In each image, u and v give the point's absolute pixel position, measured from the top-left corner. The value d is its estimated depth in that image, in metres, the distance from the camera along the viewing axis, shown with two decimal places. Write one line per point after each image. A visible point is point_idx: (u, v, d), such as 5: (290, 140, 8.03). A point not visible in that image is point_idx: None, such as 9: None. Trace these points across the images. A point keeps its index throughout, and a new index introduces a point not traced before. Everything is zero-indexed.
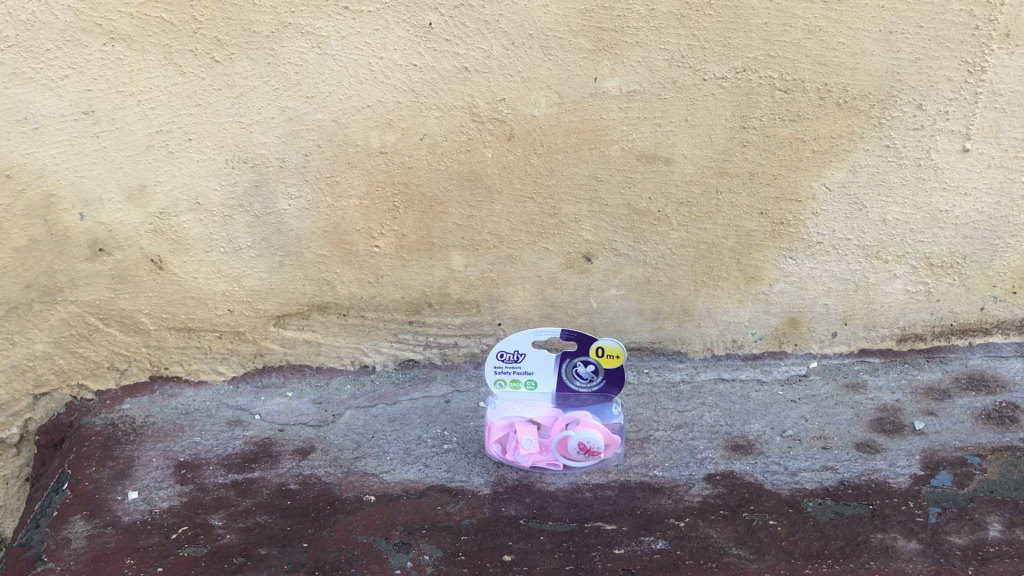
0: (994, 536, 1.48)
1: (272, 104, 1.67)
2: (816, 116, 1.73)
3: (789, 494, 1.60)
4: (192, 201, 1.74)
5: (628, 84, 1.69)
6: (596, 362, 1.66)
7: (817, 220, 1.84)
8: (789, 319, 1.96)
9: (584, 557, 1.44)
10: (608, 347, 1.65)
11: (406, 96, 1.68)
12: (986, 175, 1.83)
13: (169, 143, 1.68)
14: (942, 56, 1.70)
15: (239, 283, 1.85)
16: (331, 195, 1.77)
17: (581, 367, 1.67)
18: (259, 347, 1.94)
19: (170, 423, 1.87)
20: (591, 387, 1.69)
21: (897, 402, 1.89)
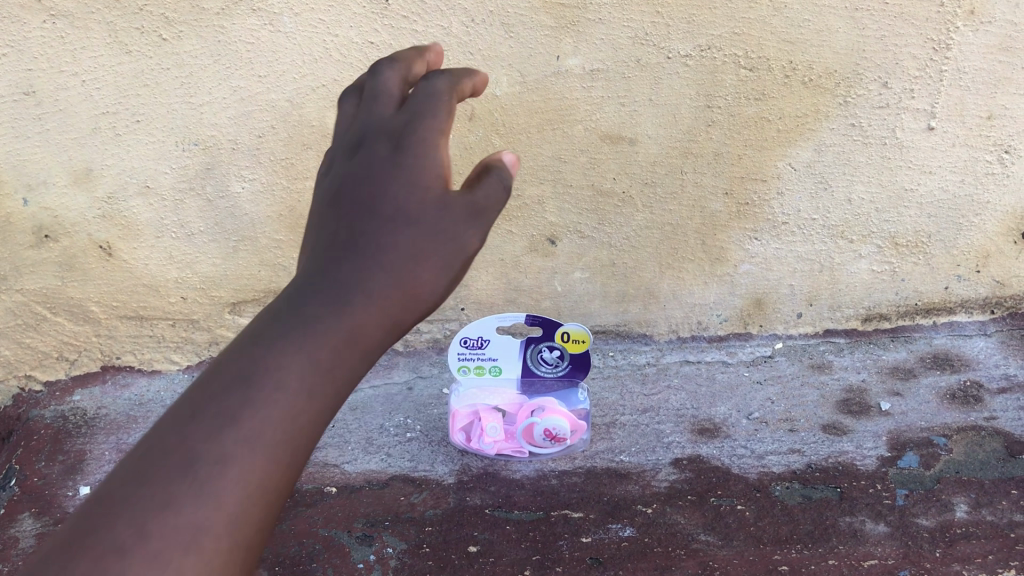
0: (961, 517, 1.47)
1: (224, 83, 1.60)
2: (781, 95, 1.69)
3: (756, 478, 1.59)
4: (141, 184, 1.68)
5: (591, 63, 1.63)
6: (561, 347, 1.65)
7: (782, 200, 1.82)
8: (754, 300, 1.95)
9: (551, 546, 1.42)
10: (573, 332, 1.64)
11: (363, 75, 1.61)
12: (951, 154, 1.79)
13: (116, 125, 1.61)
14: (908, 33, 1.64)
15: (192, 269, 1.81)
16: (286, 177, 1.71)
17: (546, 353, 1.66)
18: (213, 335, 1.91)
19: (123, 415, 1.83)
20: (555, 372, 1.68)
21: (863, 382, 1.88)
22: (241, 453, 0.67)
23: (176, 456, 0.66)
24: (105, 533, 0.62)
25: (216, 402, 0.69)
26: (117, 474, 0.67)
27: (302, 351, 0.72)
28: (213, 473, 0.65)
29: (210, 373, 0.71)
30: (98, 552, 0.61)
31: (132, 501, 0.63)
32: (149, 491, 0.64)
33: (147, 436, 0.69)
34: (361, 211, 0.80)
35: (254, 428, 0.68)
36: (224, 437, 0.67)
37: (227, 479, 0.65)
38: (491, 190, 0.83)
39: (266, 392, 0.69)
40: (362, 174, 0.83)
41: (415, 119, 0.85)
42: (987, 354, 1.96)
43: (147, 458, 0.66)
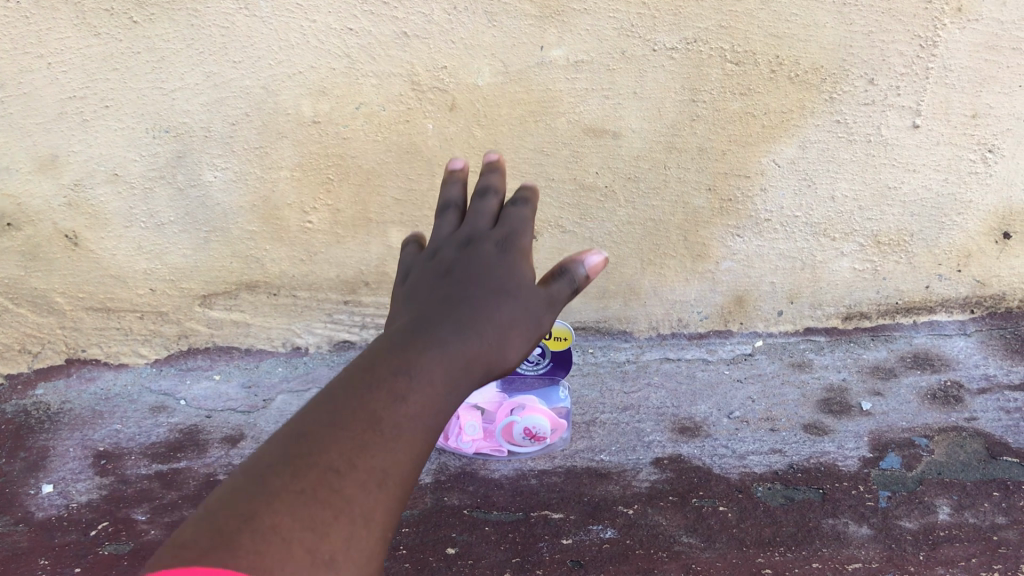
0: (943, 520, 1.46)
1: (197, 68, 1.54)
2: (767, 90, 1.66)
3: (738, 479, 1.56)
4: (109, 172, 1.63)
5: (575, 54, 1.59)
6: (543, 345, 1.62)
7: (765, 196, 1.79)
8: (734, 298, 1.94)
9: (531, 548, 1.39)
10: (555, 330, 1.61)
11: (341, 62, 1.56)
12: (935, 152, 1.78)
13: (83, 110, 1.56)
14: (895, 29, 1.62)
15: (162, 260, 1.76)
16: (260, 166, 1.66)
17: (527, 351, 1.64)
18: (183, 328, 1.87)
19: (88, 411, 1.78)
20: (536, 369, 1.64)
21: (844, 381, 1.87)
22: (400, 437, 0.73)
23: (347, 429, 0.71)
24: (294, 483, 0.66)
25: (371, 391, 0.75)
26: (284, 441, 0.71)
27: (440, 366, 0.80)
28: (381, 450, 0.71)
29: (354, 373, 0.78)
30: (294, 495, 0.65)
31: (315, 460, 0.68)
32: (328, 453, 0.69)
33: (304, 417, 0.74)
34: (473, 279, 0.92)
35: (408, 419, 0.74)
36: (385, 423, 0.73)
37: (390, 458, 0.71)
38: (565, 290, 0.96)
39: (414, 393, 0.76)
40: (471, 258, 0.96)
41: (517, 227, 1.00)
42: (967, 354, 1.95)
43: (316, 430, 0.71)
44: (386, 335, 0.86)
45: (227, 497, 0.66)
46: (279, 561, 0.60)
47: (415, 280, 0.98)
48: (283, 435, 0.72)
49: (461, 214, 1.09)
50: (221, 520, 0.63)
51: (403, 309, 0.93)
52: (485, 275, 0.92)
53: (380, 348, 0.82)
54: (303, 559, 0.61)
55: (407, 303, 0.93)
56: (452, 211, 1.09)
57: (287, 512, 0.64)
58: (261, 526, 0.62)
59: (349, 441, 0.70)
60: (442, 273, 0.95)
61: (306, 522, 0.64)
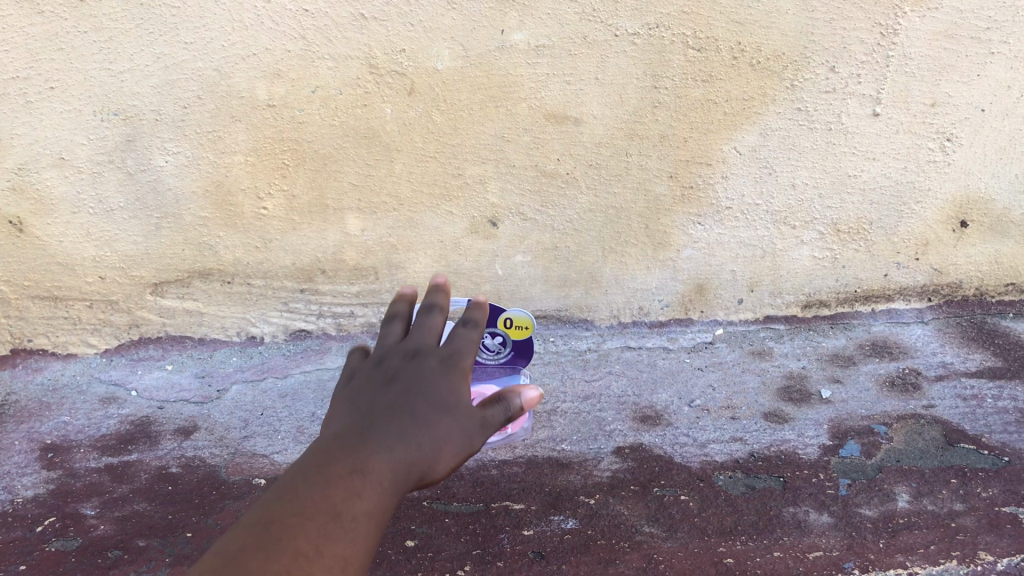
0: (903, 507, 1.46)
1: (147, 50, 1.50)
2: (728, 77, 1.65)
3: (699, 468, 1.56)
4: (56, 156, 1.58)
5: (537, 38, 1.57)
6: (504, 333, 1.44)
7: (726, 184, 1.78)
8: (695, 286, 1.94)
9: (491, 540, 1.37)
10: (517, 320, 1.42)
11: (297, 44, 1.53)
12: (894, 141, 1.78)
13: (28, 91, 1.51)
14: (855, 17, 1.62)
15: (112, 247, 1.71)
16: (213, 151, 1.62)
17: (487, 339, 1.46)
18: (134, 317, 1.82)
19: (35, 402, 1.72)
20: (497, 359, 1.49)
21: (803, 369, 1.87)
22: (358, 531, 0.68)
23: (307, 521, 0.66)
24: (264, 570, 0.61)
25: (328, 483, 0.70)
26: (243, 533, 0.65)
27: (390, 468, 0.74)
28: (342, 543, 0.66)
29: (304, 468, 0.72)
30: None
31: (281, 551, 0.63)
32: (292, 542, 0.64)
33: (259, 508, 0.68)
34: (415, 390, 0.84)
35: (365, 515, 0.69)
36: (344, 516, 0.68)
37: (352, 551, 0.66)
38: (498, 415, 0.89)
39: (370, 490, 0.71)
40: (415, 369, 0.87)
41: (464, 340, 0.92)
42: (925, 342, 1.96)
43: (276, 520, 0.66)
44: (328, 434, 0.79)
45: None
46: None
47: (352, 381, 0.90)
48: (238, 527, 0.66)
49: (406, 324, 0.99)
50: None
51: (337, 411, 0.84)
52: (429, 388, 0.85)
53: (324, 446, 0.76)
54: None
55: (343, 406, 0.84)
56: (397, 320, 0.99)
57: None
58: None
59: (312, 533, 0.65)
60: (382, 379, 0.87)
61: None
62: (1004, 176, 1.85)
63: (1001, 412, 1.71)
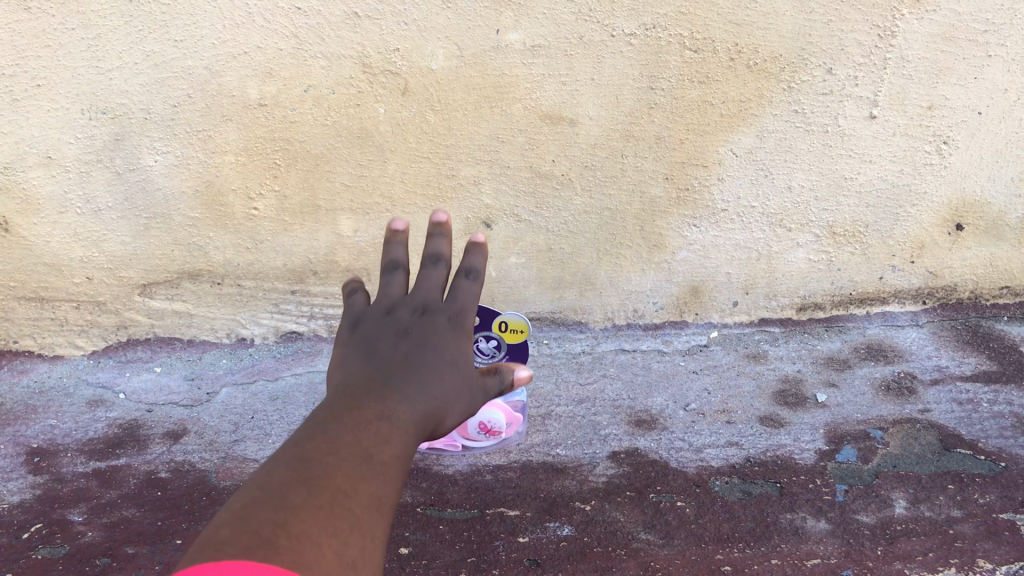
0: (900, 514, 1.45)
1: (136, 47, 1.47)
2: (725, 78, 1.63)
3: (695, 473, 1.55)
4: (43, 155, 1.55)
5: (533, 38, 1.55)
6: (499, 338, 1.42)
7: (722, 186, 1.77)
8: (690, 288, 1.92)
9: (486, 547, 1.36)
10: (512, 323, 1.41)
11: (289, 43, 1.50)
12: (891, 143, 1.77)
13: (14, 89, 1.48)
14: (854, 18, 1.60)
15: (99, 248, 1.69)
16: (203, 150, 1.59)
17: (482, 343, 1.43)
18: (122, 318, 1.80)
19: (21, 405, 1.69)
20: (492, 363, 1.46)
21: (799, 372, 1.86)
22: (387, 473, 0.78)
23: (345, 460, 0.76)
24: (314, 497, 0.71)
25: (360, 432, 0.80)
26: (290, 465, 0.75)
27: (410, 416, 0.87)
28: (376, 481, 0.76)
29: (337, 415, 0.83)
30: (314, 507, 0.70)
31: (323, 481, 0.73)
32: (333, 476, 0.74)
33: (302, 443, 0.78)
34: (426, 355, 0.97)
35: (392, 458, 0.80)
36: (375, 458, 0.78)
37: (382, 487, 0.77)
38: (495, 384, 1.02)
39: (395, 439, 0.82)
40: (426, 327, 1.03)
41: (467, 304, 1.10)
42: (920, 345, 1.95)
43: (319, 455, 0.76)
44: (354, 380, 0.91)
45: (250, 508, 0.69)
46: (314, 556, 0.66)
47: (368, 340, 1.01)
48: (284, 459, 0.76)
49: (408, 274, 1.17)
50: (257, 525, 0.67)
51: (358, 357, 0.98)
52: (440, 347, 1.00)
53: (353, 392, 0.88)
54: (328, 555, 0.67)
55: (361, 352, 0.98)
56: (399, 271, 1.17)
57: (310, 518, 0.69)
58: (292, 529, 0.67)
59: (349, 469, 0.75)
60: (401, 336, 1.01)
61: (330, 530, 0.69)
62: (999, 180, 1.84)
63: (997, 417, 1.71)
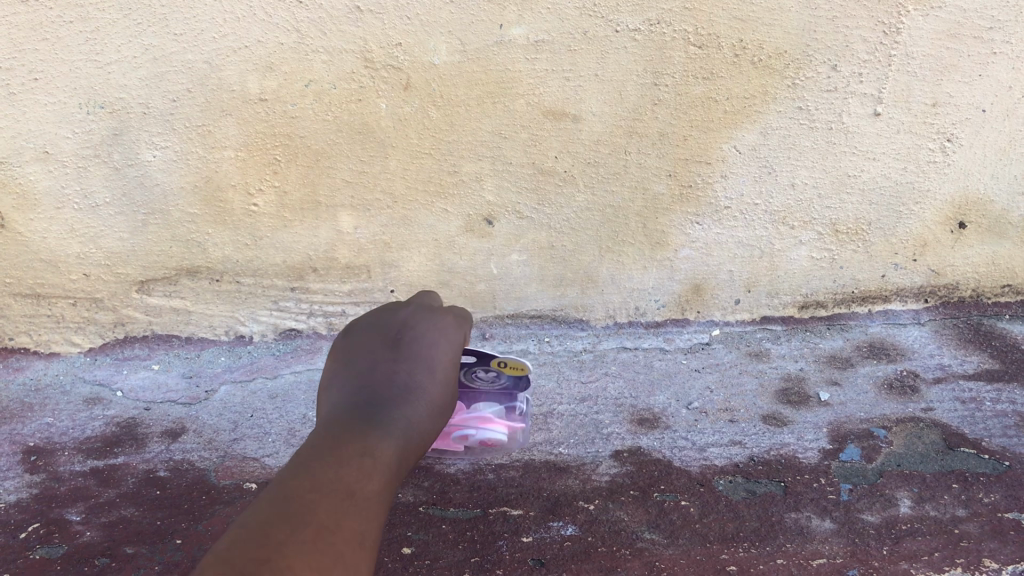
0: (905, 513, 1.44)
1: (135, 41, 1.45)
2: (730, 74, 1.62)
3: (699, 472, 1.54)
4: (40, 150, 1.54)
5: (536, 33, 1.54)
6: (498, 370, 1.28)
7: (725, 183, 1.76)
8: (692, 286, 1.91)
9: (490, 547, 1.35)
10: (510, 363, 1.25)
11: (290, 37, 1.48)
12: (895, 141, 1.76)
13: (11, 83, 1.47)
14: (858, 15, 1.59)
15: (96, 244, 1.67)
16: (202, 145, 1.58)
17: (480, 373, 1.30)
18: (119, 315, 1.78)
19: (17, 403, 1.68)
20: (495, 381, 1.33)
21: (801, 371, 1.85)
22: (369, 509, 0.78)
23: (328, 497, 0.75)
24: (297, 535, 0.70)
25: (344, 466, 0.80)
26: (273, 501, 0.74)
27: (396, 446, 0.87)
28: (357, 518, 0.76)
29: (322, 445, 0.82)
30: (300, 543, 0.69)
31: (307, 518, 0.72)
32: (317, 512, 0.73)
33: (284, 480, 0.77)
34: (415, 363, 1.00)
35: (375, 493, 0.80)
36: (358, 495, 0.78)
37: (364, 524, 0.76)
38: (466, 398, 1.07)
39: (378, 473, 0.82)
40: (416, 333, 1.06)
41: (455, 317, 1.15)
42: (922, 343, 1.94)
43: (301, 493, 0.75)
44: (341, 405, 0.91)
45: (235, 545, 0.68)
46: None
47: (358, 347, 1.04)
48: (266, 497, 0.75)
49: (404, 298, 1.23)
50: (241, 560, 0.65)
51: (342, 373, 0.99)
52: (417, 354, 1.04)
53: (341, 417, 0.89)
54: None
55: (350, 363, 1.01)
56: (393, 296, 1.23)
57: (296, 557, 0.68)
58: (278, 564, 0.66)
59: (331, 507, 0.75)
60: (384, 343, 1.03)
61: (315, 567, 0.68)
62: (1003, 177, 1.83)
63: (1000, 415, 1.70)
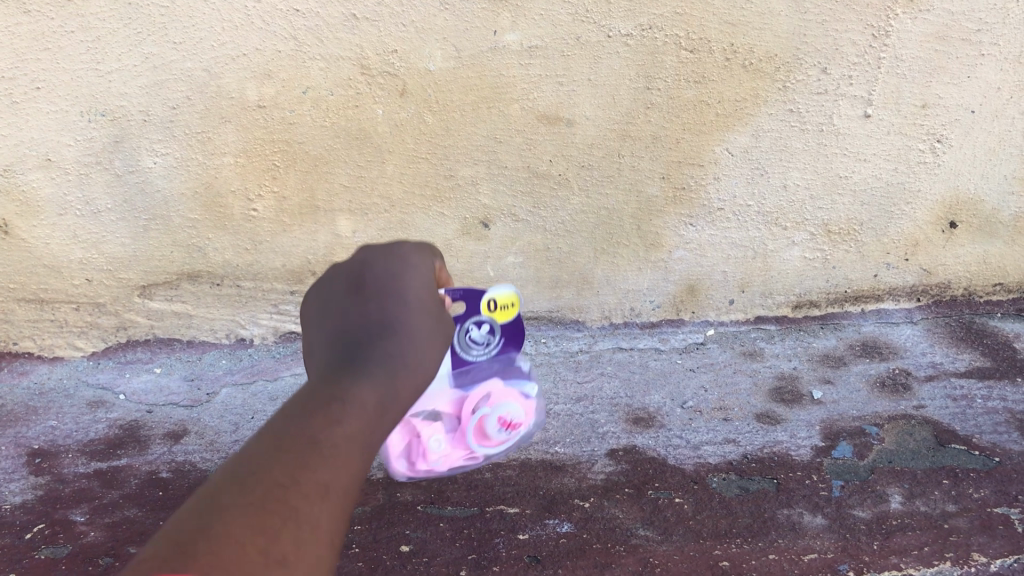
0: (896, 509, 1.46)
1: (135, 50, 1.48)
2: (721, 78, 1.65)
3: (693, 470, 1.56)
4: (42, 157, 1.56)
5: (530, 39, 1.56)
6: (489, 319, 1.10)
7: (718, 185, 1.78)
8: (686, 287, 1.94)
9: (487, 544, 1.37)
10: (501, 296, 1.10)
11: (287, 44, 1.51)
12: (885, 142, 1.78)
13: (14, 91, 1.49)
14: (847, 18, 1.62)
15: (99, 249, 1.69)
16: (202, 152, 1.60)
17: (473, 330, 1.10)
18: (121, 319, 1.80)
19: (21, 406, 1.70)
20: (488, 353, 1.13)
21: (794, 370, 1.87)
22: (341, 452, 0.72)
23: (287, 453, 0.69)
24: (242, 497, 0.65)
25: (311, 412, 0.73)
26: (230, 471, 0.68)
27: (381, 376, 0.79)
28: (322, 466, 0.70)
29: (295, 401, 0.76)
30: (243, 507, 0.65)
31: (258, 482, 0.67)
32: (271, 473, 0.68)
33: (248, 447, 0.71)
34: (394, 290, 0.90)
35: (351, 434, 0.73)
36: (325, 442, 0.71)
37: (332, 471, 0.70)
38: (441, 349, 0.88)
39: (354, 410, 0.75)
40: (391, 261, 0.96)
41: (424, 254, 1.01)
42: (914, 342, 1.97)
43: (261, 452, 0.70)
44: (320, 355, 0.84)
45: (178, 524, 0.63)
46: (234, 564, 0.60)
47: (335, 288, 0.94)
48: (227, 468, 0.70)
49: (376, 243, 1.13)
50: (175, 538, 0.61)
51: (314, 328, 0.89)
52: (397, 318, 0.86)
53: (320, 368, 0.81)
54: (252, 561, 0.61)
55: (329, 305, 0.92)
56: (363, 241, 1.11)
57: (236, 523, 0.63)
58: (213, 534, 0.62)
59: (288, 463, 0.69)
60: (351, 286, 0.92)
61: (256, 530, 0.64)
62: (993, 177, 1.86)
63: (991, 412, 1.72)
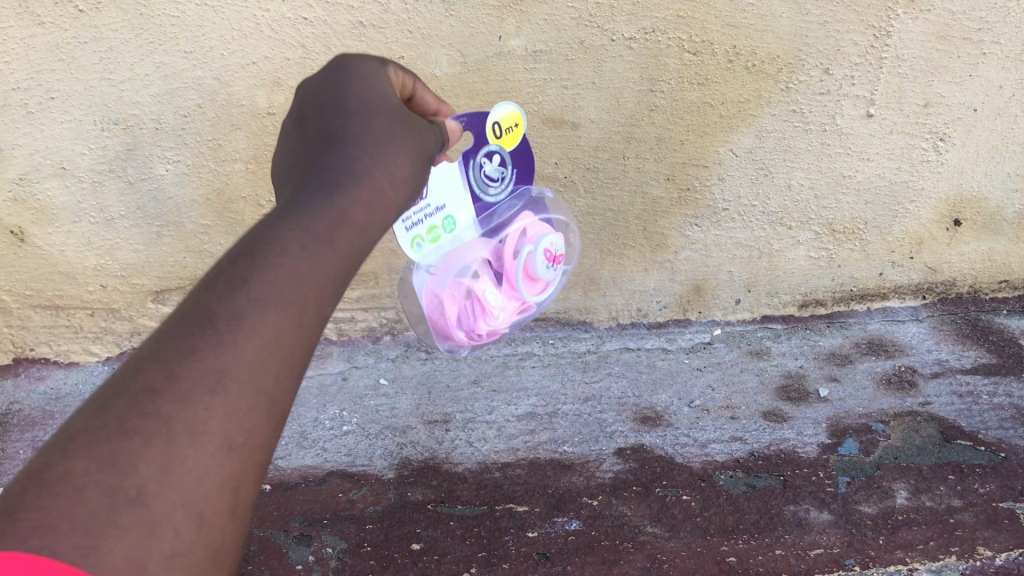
0: (901, 504, 1.48)
1: (146, 59, 1.51)
2: (724, 80, 1.67)
3: (700, 468, 1.57)
4: (57, 166, 1.59)
5: (535, 43, 1.58)
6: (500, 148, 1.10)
7: (723, 186, 1.80)
8: (692, 288, 1.95)
9: (497, 542, 1.39)
10: (505, 120, 1.09)
11: (295, 52, 1.54)
12: (888, 141, 1.80)
13: (29, 102, 1.52)
14: (848, 19, 1.63)
15: (112, 256, 1.72)
16: (213, 159, 1.63)
17: (487, 164, 1.09)
18: (135, 325, 1.83)
19: (38, 411, 1.73)
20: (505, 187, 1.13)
21: (800, 368, 1.89)
22: (235, 329, 0.63)
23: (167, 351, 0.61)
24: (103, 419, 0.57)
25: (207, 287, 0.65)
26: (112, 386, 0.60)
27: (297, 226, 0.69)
28: (208, 352, 0.61)
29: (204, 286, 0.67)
30: (94, 434, 0.56)
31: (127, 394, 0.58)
32: (143, 377, 0.59)
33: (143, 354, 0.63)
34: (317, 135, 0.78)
35: (249, 302, 0.64)
36: (211, 323, 0.62)
37: (225, 353, 0.61)
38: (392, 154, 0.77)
39: (253, 275, 0.65)
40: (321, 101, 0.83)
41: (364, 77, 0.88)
42: (920, 339, 1.98)
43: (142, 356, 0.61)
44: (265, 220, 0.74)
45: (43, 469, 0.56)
46: (85, 510, 0.53)
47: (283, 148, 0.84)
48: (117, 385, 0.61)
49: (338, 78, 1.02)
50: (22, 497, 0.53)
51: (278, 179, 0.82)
52: (337, 132, 0.78)
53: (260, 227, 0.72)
54: (97, 505, 0.54)
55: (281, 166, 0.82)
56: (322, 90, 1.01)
57: (92, 451, 0.55)
58: (51, 477, 0.54)
59: (166, 359, 0.60)
60: (290, 128, 0.84)
61: (116, 459, 0.55)
62: (996, 175, 1.87)
63: (997, 408, 1.73)
